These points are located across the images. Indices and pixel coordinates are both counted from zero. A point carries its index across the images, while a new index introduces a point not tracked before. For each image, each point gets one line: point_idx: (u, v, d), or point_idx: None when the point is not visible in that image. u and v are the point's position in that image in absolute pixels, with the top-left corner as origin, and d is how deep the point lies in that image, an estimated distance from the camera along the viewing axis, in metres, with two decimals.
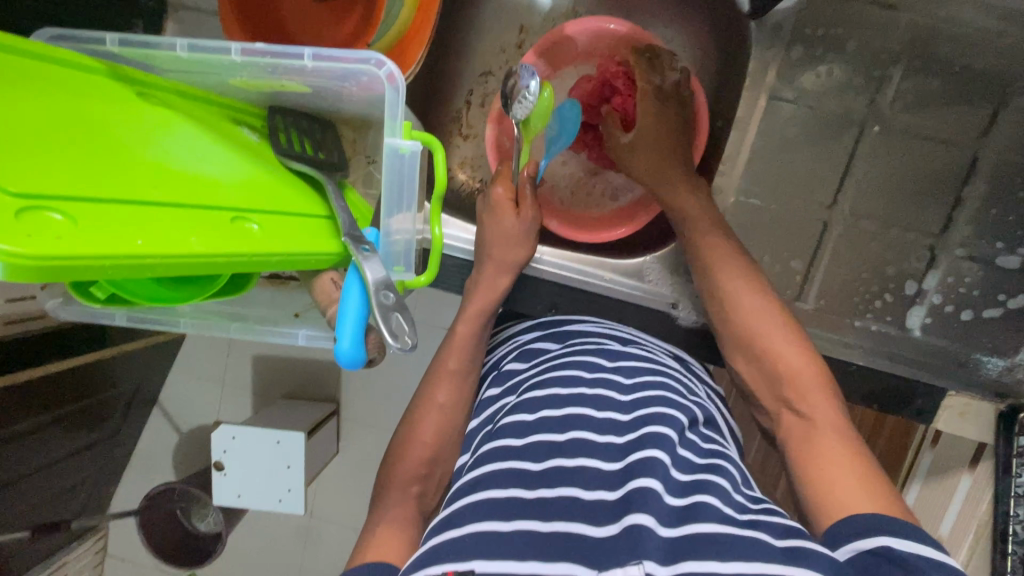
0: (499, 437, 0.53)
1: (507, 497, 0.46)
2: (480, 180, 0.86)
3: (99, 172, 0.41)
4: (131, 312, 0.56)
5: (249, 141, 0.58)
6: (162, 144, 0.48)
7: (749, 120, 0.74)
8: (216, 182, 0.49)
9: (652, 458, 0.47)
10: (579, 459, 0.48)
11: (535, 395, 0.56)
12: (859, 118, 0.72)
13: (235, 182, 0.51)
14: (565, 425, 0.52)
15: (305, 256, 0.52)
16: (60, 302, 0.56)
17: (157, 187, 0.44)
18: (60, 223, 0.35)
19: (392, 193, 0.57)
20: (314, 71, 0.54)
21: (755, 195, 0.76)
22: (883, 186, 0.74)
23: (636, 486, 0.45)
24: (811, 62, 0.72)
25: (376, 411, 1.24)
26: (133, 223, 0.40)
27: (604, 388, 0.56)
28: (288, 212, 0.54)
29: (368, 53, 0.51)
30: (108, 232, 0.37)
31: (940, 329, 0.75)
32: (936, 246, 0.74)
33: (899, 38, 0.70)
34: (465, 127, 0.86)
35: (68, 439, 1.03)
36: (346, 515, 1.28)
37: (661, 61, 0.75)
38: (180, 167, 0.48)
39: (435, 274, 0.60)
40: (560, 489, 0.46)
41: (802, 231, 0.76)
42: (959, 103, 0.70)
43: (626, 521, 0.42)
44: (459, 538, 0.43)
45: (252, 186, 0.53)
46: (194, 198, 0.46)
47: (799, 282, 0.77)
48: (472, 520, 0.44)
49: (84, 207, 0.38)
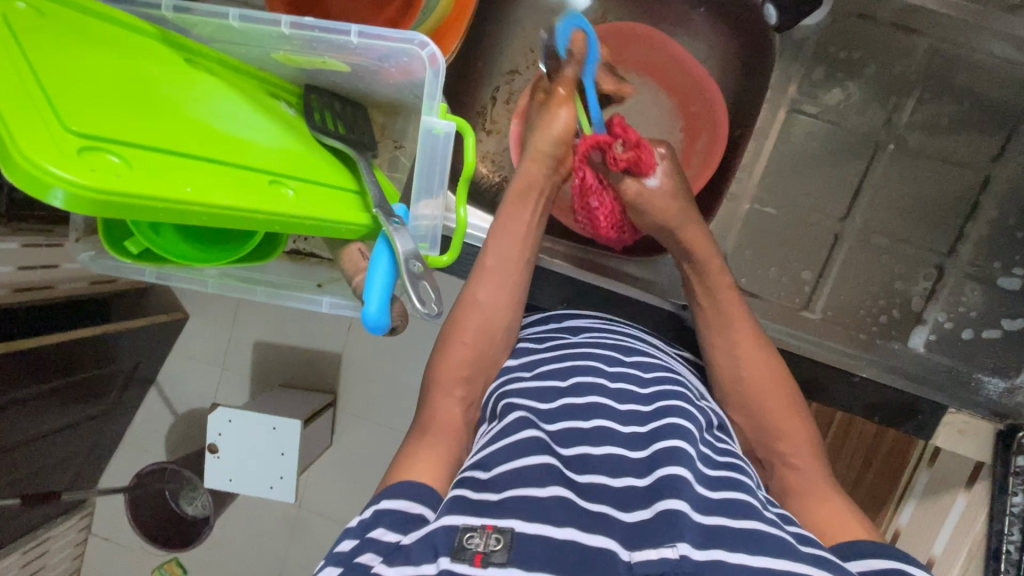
0: (518, 409, 0.53)
1: (542, 464, 0.46)
2: (501, 175, 0.89)
3: (151, 124, 0.42)
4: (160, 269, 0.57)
5: (287, 115, 0.60)
6: (209, 108, 0.50)
7: (768, 131, 0.76)
8: (260, 147, 0.52)
9: (676, 447, 0.48)
10: (605, 446, 0.49)
11: (559, 382, 0.56)
12: (876, 137, 0.74)
13: (277, 150, 0.53)
14: (589, 412, 0.52)
15: (336, 225, 0.54)
16: (91, 255, 0.58)
17: (205, 145, 0.45)
18: (118, 165, 0.37)
19: (422, 175, 0.59)
20: (358, 48, 0.56)
21: (770, 204, 0.77)
22: (894, 204, 0.76)
23: (666, 473, 0.45)
24: (832, 80, 0.74)
25: (376, 402, 1.24)
26: (182, 172, 0.41)
27: (627, 382, 0.56)
28: (321, 182, 0.55)
29: (411, 33, 0.54)
30: (160, 177, 0.39)
31: (942, 346, 0.77)
32: (945, 264, 0.75)
33: (916, 64, 0.72)
34: (489, 122, 0.89)
35: (63, 412, 1.02)
36: (337, 507, 1.28)
37: (685, 69, 0.77)
38: (225, 129, 0.49)
39: (457, 254, 0.60)
40: (588, 476, 0.47)
41: (813, 243, 0.77)
42: (971, 129, 0.73)
43: (659, 507, 0.43)
44: (497, 501, 0.43)
45: (289, 154, 0.54)
46: (238, 158, 0.48)
47: (807, 293, 0.78)
48: (509, 485, 0.44)
49: (139, 152, 0.39)
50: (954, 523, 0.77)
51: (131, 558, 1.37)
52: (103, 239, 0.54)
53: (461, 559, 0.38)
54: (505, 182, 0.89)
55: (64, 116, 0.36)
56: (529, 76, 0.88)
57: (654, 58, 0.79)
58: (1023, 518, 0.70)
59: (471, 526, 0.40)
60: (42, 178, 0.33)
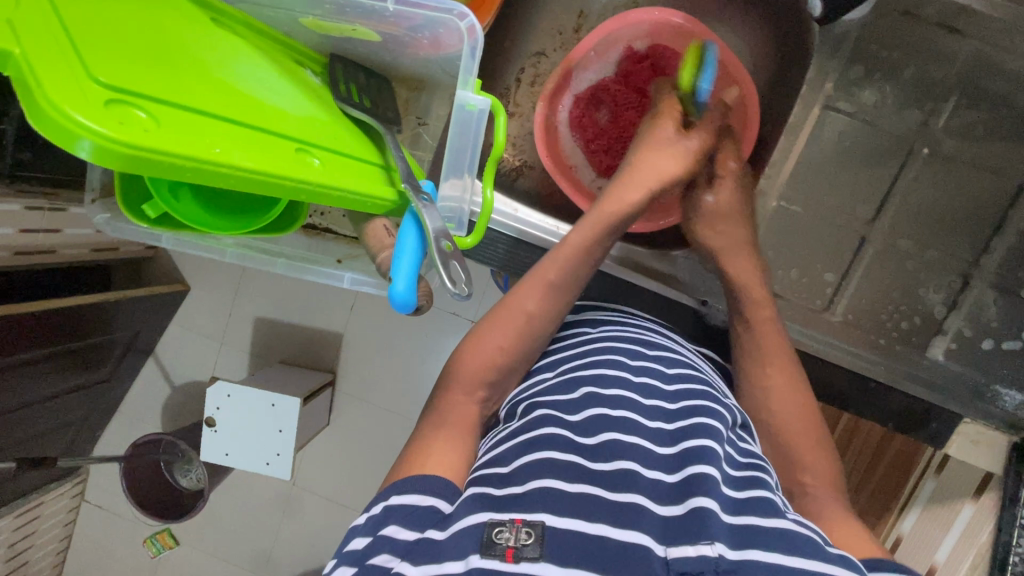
0: (543, 407, 0.52)
1: (566, 461, 0.45)
2: (521, 159, 0.87)
3: (180, 81, 0.41)
4: (178, 236, 0.56)
5: (313, 83, 0.58)
6: (237, 71, 0.48)
7: (801, 127, 0.74)
8: (289, 114, 0.50)
9: (706, 446, 0.47)
10: (634, 437, 0.48)
11: (582, 374, 0.55)
12: (909, 139, 0.73)
13: (305, 118, 0.51)
14: (614, 403, 0.51)
15: (364, 198, 0.53)
16: (107, 218, 0.56)
17: (234, 107, 0.44)
18: (145, 121, 0.35)
19: (454, 153, 0.57)
20: (392, 16, 0.54)
21: (796, 202, 0.76)
22: (923, 209, 0.74)
23: (696, 471, 0.45)
24: (868, 79, 0.72)
25: (379, 384, 1.23)
26: (211, 132, 0.40)
27: (649, 377, 0.56)
28: (349, 153, 0.54)
29: (450, 2, 0.51)
30: (188, 136, 0.38)
31: (962, 356, 0.75)
32: (971, 273, 0.74)
33: (956, 66, 0.70)
34: (512, 104, 0.87)
35: (60, 377, 1.01)
36: (332, 486, 1.27)
37: None
38: (253, 94, 0.48)
39: (482, 237, 0.58)
40: (617, 463, 0.45)
41: (837, 244, 0.76)
42: (1007, 137, 0.71)
43: (691, 503, 0.42)
44: (523, 494, 0.42)
45: (316, 122, 0.52)
46: (266, 123, 0.46)
47: (828, 295, 0.77)
48: (533, 477, 0.43)
49: (165, 109, 0.38)
50: (957, 536, 0.79)
51: (123, 526, 1.36)
52: (120, 202, 0.52)
53: (492, 555, 0.37)
54: (525, 166, 0.87)
55: (92, 65, 0.34)
56: (555, 59, 0.86)
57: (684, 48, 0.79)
58: None
59: (498, 521, 0.40)
60: (70, 129, 0.32)
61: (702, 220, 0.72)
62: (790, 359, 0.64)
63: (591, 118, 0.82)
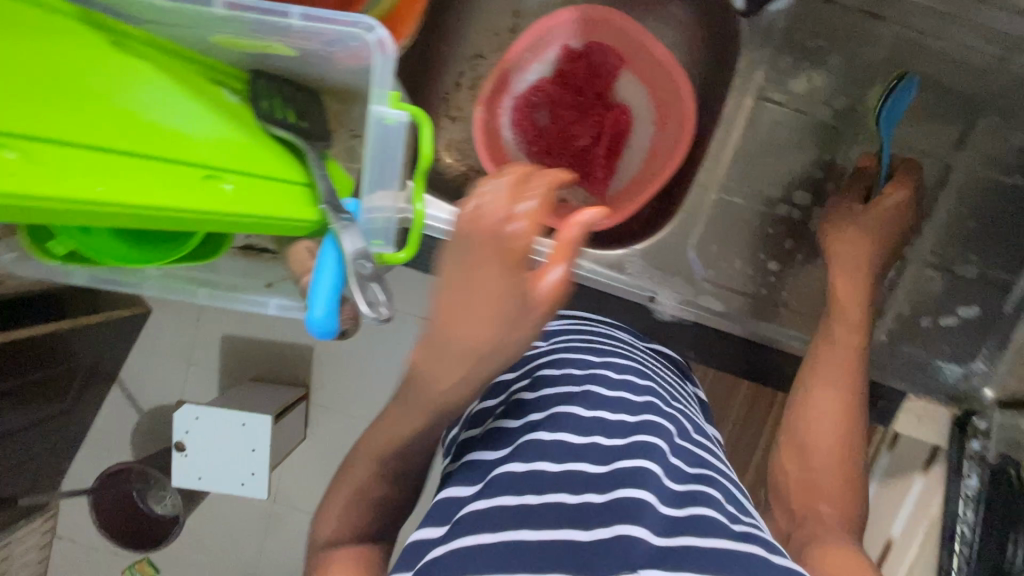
0: (481, 448, 0.53)
1: (489, 508, 0.45)
2: (467, 164, 0.86)
3: (69, 110, 0.39)
4: (93, 272, 0.54)
5: (230, 103, 0.56)
6: (143, 92, 0.46)
7: (735, 119, 0.75)
8: (200, 138, 0.48)
9: (642, 467, 0.47)
10: (568, 463, 0.48)
11: (522, 402, 0.55)
12: (841, 125, 0.74)
13: (218, 142, 0.50)
14: (552, 426, 0.50)
15: (273, 220, 0.52)
16: (16, 257, 0.54)
17: (130, 138, 0.42)
18: (13, 162, 0.34)
19: (376, 164, 0.56)
20: (302, 31, 0.52)
21: (738, 193, 0.76)
22: None
23: (625, 495, 0.45)
24: (798, 68, 0.73)
25: (348, 398, 1.21)
26: (92, 167, 0.39)
27: (594, 385, 0.55)
28: (264, 174, 0.53)
29: (359, 16, 0.50)
30: (67, 176, 0.37)
31: (903, 334, 0.77)
32: (908, 253, 0.76)
33: (882, 49, 0.71)
34: (454, 108, 0.86)
35: (20, 413, 0.96)
36: (309, 502, 1.26)
37: (651, 55, 0.78)
38: (156, 123, 0.45)
39: (416, 250, 0.58)
40: (548, 496, 0.45)
41: (780, 233, 0.77)
42: (935, 118, 0.73)
43: (617, 530, 0.42)
44: (440, 556, 0.43)
45: (230, 147, 0.51)
46: (169, 152, 0.45)
47: (773, 283, 0.77)
48: (456, 536, 0.44)
49: (39, 146, 0.36)
50: (914, 503, 0.81)
51: (102, 560, 1.32)
52: (25, 239, 0.50)
53: None
54: (471, 171, 0.86)
55: None
56: (493, 61, 0.86)
57: (617, 43, 0.80)
58: (975, 499, 0.72)
59: None
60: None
61: (836, 227, 0.71)
62: (853, 379, 0.68)
63: (531, 120, 0.81)
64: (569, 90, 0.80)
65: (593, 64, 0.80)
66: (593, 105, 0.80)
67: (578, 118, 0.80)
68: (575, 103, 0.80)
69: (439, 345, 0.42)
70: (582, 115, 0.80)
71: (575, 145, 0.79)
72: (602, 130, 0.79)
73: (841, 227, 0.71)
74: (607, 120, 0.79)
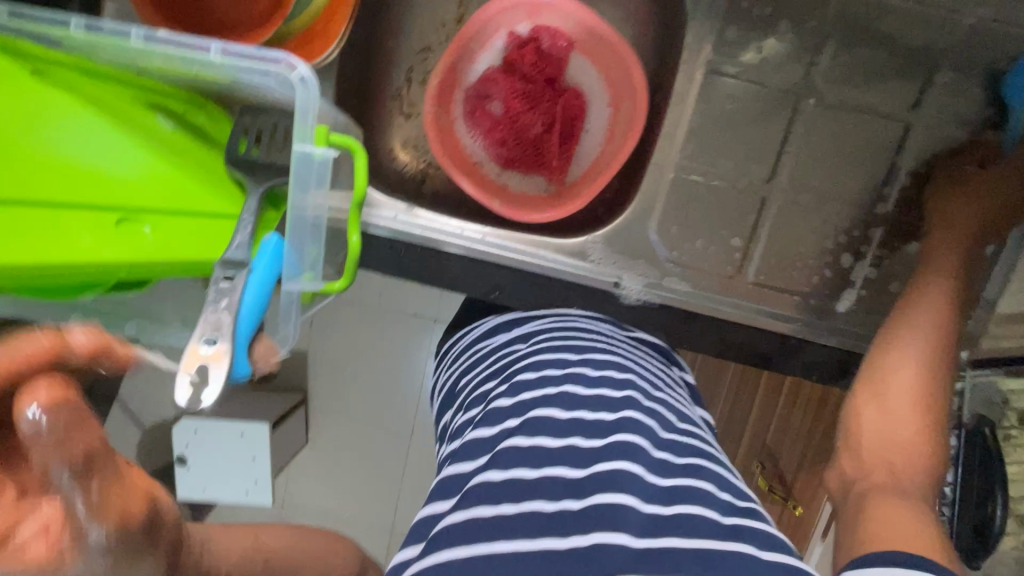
0: (463, 451, 0.52)
1: (468, 519, 0.43)
2: (425, 161, 0.85)
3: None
4: (21, 301, 0.53)
5: (163, 131, 0.55)
6: (60, 139, 0.47)
7: (687, 95, 0.73)
8: (110, 179, 0.49)
9: (620, 469, 0.46)
10: (545, 469, 0.46)
11: (499, 406, 0.54)
12: (795, 92, 0.72)
13: (136, 181, 0.50)
14: (529, 429, 0.49)
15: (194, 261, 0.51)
16: None
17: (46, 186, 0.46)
18: None
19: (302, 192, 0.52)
20: (223, 64, 0.51)
21: (697, 170, 0.74)
22: (821, 159, 0.74)
23: (603, 500, 0.43)
24: (749, 36, 0.71)
25: (340, 402, 1.21)
26: None
27: (569, 385, 0.53)
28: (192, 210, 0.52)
29: (276, 53, 0.49)
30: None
31: (872, 302, 0.76)
32: (873, 218, 0.75)
33: (831, 10, 0.69)
34: (407, 105, 0.85)
35: None
36: (317, 504, 1.29)
37: (599, 35, 0.77)
38: (75, 163, 0.48)
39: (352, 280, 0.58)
40: (524, 504, 0.43)
41: (743, 208, 0.75)
42: (891, 78, 0.71)
43: (593, 537, 0.41)
44: (419, 569, 0.42)
45: (154, 182, 0.50)
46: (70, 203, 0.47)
47: (738, 259, 0.76)
48: (430, 550, 0.43)
49: None
50: None
51: None
52: None
53: None
54: (429, 167, 0.85)
55: None
56: (442, 53, 0.84)
57: (563, 25, 0.79)
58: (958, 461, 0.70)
59: None
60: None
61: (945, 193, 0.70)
62: (945, 337, 0.64)
63: (484, 111, 0.80)
64: (520, 78, 0.79)
65: (541, 51, 0.78)
66: (544, 92, 0.79)
67: (528, 107, 0.78)
68: (525, 90, 0.79)
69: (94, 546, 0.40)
70: (532, 103, 0.79)
71: (529, 134, 0.79)
72: (553, 118, 0.78)
73: (952, 190, 0.70)
74: (558, 107, 0.78)
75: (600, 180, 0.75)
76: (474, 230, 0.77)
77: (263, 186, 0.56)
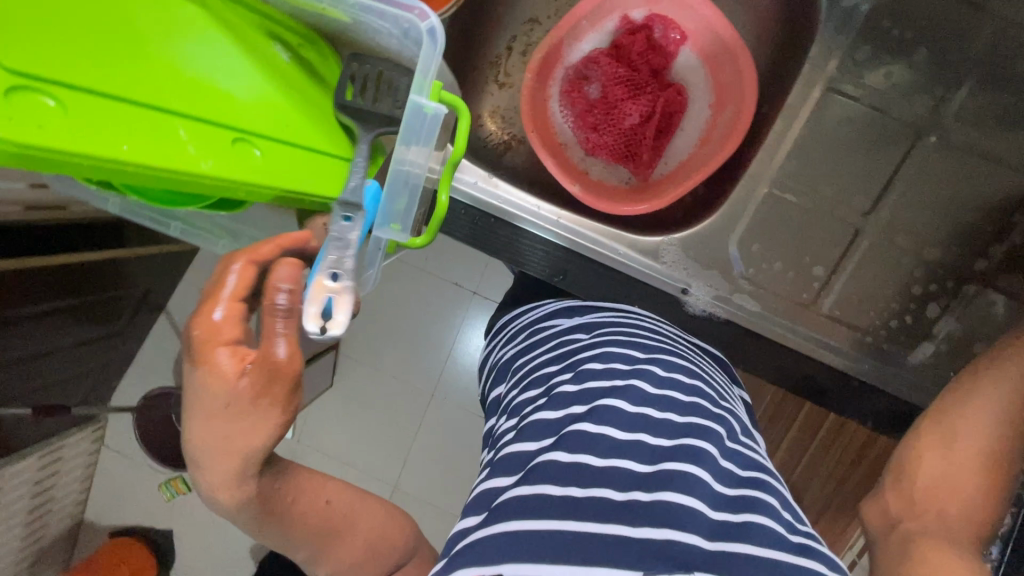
0: (527, 430, 0.53)
1: (537, 494, 0.44)
2: (510, 133, 0.85)
3: (114, 66, 0.39)
4: (125, 202, 0.56)
5: (281, 62, 0.54)
6: (195, 52, 0.45)
7: (799, 109, 0.70)
8: (238, 99, 0.48)
9: (689, 472, 0.47)
10: (612, 459, 0.47)
11: (563, 392, 0.54)
12: (916, 125, 0.69)
13: (258, 104, 0.50)
14: (598, 417, 0.50)
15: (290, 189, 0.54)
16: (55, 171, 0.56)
17: (182, 98, 0.43)
18: (51, 110, 0.36)
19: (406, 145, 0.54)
20: (359, 6, 0.51)
21: (791, 190, 0.72)
22: (926, 201, 0.70)
23: (671, 497, 0.45)
24: (878, 61, 0.68)
25: (377, 352, 1.23)
26: (123, 124, 0.40)
27: (637, 380, 0.54)
28: (303, 143, 0.54)
29: (412, 2, 0.50)
30: (95, 132, 0.38)
31: (953, 359, 0.72)
32: (969, 272, 0.71)
33: (974, 46, 0.67)
34: (502, 74, 0.84)
35: (76, 328, 1.02)
36: (332, 447, 1.25)
37: (717, 32, 0.74)
38: (207, 79, 0.46)
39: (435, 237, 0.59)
40: (591, 490, 0.45)
41: (832, 237, 0.72)
42: (1018, 127, 0.68)
43: (663, 532, 0.42)
44: (484, 539, 0.43)
45: (274, 111, 0.51)
46: (203, 112, 0.45)
47: (816, 288, 0.73)
48: (498, 521, 0.44)
49: (79, 95, 0.37)
50: None
51: (133, 482, 1.31)
52: None
53: None
54: (513, 140, 0.84)
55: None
56: (548, 27, 0.83)
57: (679, 16, 0.76)
58: None
59: None
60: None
61: None
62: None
63: (582, 93, 0.79)
64: (625, 66, 0.77)
65: (652, 41, 0.76)
66: (648, 85, 0.76)
67: (628, 97, 0.76)
68: (628, 80, 0.76)
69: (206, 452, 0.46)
70: (634, 93, 0.76)
71: (624, 124, 0.77)
72: (652, 113, 0.76)
73: None
74: (658, 103, 0.76)
75: (688, 183, 0.74)
76: (547, 210, 0.76)
77: (373, 133, 0.57)
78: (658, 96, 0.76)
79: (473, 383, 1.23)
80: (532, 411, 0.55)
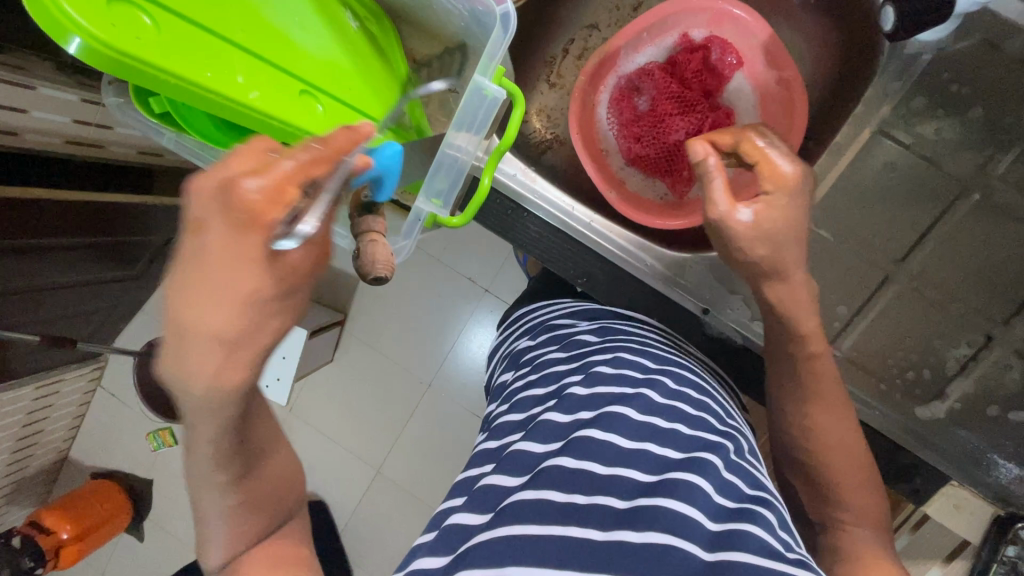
0: (534, 430, 0.53)
1: (540, 499, 0.45)
2: (554, 133, 0.85)
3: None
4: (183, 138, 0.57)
5: (349, 28, 0.56)
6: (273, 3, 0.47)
7: (845, 149, 0.71)
8: (308, 53, 0.49)
9: (690, 482, 0.47)
10: (616, 468, 0.48)
11: (575, 394, 0.55)
12: (963, 182, 0.70)
13: (325, 62, 0.51)
14: (607, 424, 0.50)
15: None
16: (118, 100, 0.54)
17: (256, 40, 0.45)
18: (147, 27, 0.38)
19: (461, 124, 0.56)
20: None
21: (826, 227, 0.73)
22: (958, 257, 0.71)
23: (671, 507, 0.44)
24: (930, 114, 0.69)
25: (383, 333, 1.24)
26: (207, 53, 0.41)
27: (648, 390, 0.55)
28: (360, 108, 0.54)
29: None
30: (181, 53, 0.40)
31: (966, 419, 0.71)
32: (995, 334, 0.71)
33: None
34: (555, 75, 0.85)
35: (92, 267, 1.02)
36: (325, 420, 1.27)
37: (774, 61, 0.75)
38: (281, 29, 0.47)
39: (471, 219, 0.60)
40: (595, 497, 0.45)
41: (860, 279, 0.73)
42: None
43: (658, 539, 0.42)
44: (486, 542, 0.43)
45: (338, 72, 0.52)
46: (276, 58, 0.46)
47: (837, 328, 0.73)
48: (501, 524, 0.44)
49: (172, 18, 0.40)
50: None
51: (122, 427, 1.31)
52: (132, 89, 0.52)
53: None
54: (556, 140, 0.85)
55: None
56: (607, 35, 0.84)
57: (739, 41, 0.77)
58: None
59: None
60: (63, 23, 0.35)
61: None
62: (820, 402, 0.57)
63: (631, 103, 0.79)
64: (678, 82, 0.77)
65: (710, 62, 0.77)
66: (699, 103, 0.77)
67: (677, 113, 0.77)
68: (680, 96, 0.76)
69: (179, 343, 0.34)
70: (685, 110, 0.76)
71: (668, 138, 0.77)
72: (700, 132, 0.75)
73: None
74: (707, 123, 0.76)
75: None
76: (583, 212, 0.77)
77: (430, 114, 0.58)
78: (709, 116, 0.76)
79: (472, 379, 1.23)
80: (539, 413, 0.55)
